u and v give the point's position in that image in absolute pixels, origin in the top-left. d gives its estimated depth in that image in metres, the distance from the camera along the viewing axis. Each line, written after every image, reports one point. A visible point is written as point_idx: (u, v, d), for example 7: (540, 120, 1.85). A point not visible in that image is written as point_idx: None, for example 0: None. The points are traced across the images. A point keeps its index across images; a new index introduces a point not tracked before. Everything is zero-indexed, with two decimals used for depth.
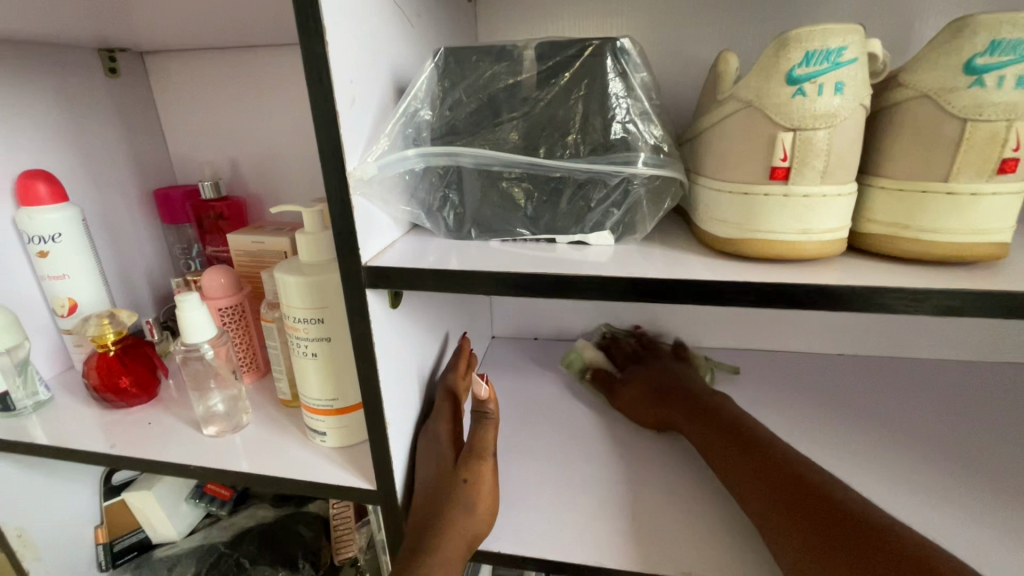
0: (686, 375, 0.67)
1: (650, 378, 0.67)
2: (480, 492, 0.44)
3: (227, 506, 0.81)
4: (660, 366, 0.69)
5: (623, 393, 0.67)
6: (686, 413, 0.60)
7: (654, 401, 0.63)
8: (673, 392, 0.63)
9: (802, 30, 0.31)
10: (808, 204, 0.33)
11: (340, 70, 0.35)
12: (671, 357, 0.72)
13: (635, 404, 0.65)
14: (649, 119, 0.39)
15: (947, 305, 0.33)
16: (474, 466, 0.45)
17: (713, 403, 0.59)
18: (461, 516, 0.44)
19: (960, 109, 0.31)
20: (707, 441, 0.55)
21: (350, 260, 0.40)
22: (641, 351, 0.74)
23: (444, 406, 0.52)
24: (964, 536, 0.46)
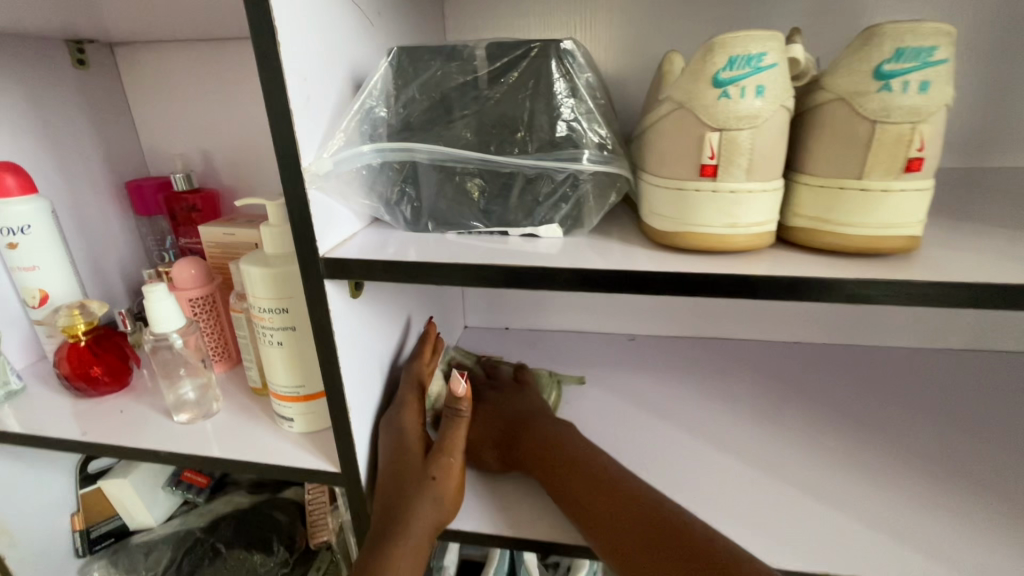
0: (521, 404, 0.61)
1: (488, 412, 0.60)
2: (449, 487, 0.47)
3: (204, 494, 0.81)
4: (494, 399, 0.62)
5: (463, 431, 0.58)
6: (528, 451, 0.54)
7: (503, 440, 0.56)
8: (521, 429, 0.56)
9: (725, 36, 0.33)
10: (735, 199, 0.36)
11: (295, 68, 0.37)
12: (506, 387, 0.65)
13: (479, 444, 0.57)
14: (594, 118, 0.42)
15: (860, 295, 0.35)
16: (445, 464, 0.48)
17: (550, 434, 0.54)
18: (429, 506, 0.46)
19: (870, 111, 0.33)
20: (549, 476, 0.51)
21: (308, 252, 0.41)
22: (477, 382, 0.67)
23: (410, 397, 0.53)
24: (885, 517, 0.51)
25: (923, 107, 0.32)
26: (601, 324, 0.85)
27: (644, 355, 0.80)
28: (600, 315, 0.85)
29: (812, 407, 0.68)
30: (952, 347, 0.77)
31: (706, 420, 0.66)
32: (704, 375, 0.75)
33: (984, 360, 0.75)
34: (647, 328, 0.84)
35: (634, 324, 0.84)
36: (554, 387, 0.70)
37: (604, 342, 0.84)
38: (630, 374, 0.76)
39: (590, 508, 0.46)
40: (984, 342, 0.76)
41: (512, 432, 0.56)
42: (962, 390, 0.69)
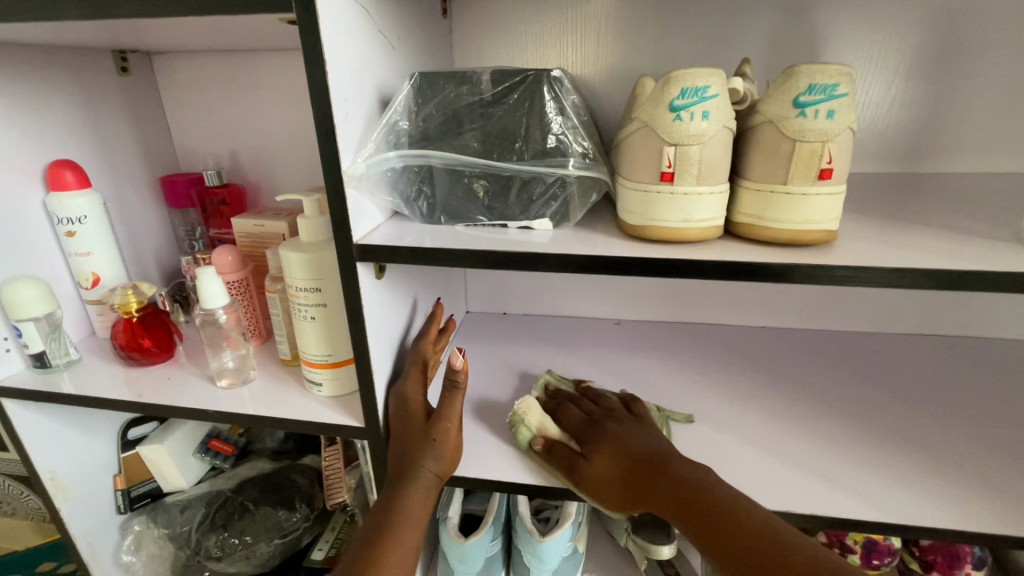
0: (645, 439, 0.58)
1: (616, 451, 0.57)
2: (448, 446, 0.56)
3: (230, 460, 0.91)
4: (617, 432, 0.60)
5: (592, 469, 0.57)
6: (656, 493, 0.52)
7: (625, 481, 0.55)
8: (650, 467, 0.54)
9: (679, 72, 0.43)
10: (688, 199, 0.45)
11: (337, 91, 0.46)
12: (625, 417, 0.63)
13: (606, 484, 0.56)
14: (578, 132, 0.51)
15: (786, 275, 0.45)
16: (444, 428, 0.56)
17: (680, 472, 0.52)
18: (432, 461, 0.56)
19: (791, 132, 0.43)
20: (682, 514, 0.49)
21: (344, 238, 0.50)
22: (593, 413, 0.65)
23: (414, 371, 0.60)
24: (820, 472, 0.61)
25: (831, 129, 0.42)
26: (590, 310, 0.95)
27: (628, 337, 0.90)
28: (589, 301, 0.94)
29: (772, 381, 0.78)
30: (902, 332, 0.87)
31: (679, 393, 0.76)
32: (679, 355, 0.85)
33: (928, 343, 0.85)
34: (631, 313, 0.94)
35: (620, 309, 0.94)
36: (664, 423, 0.67)
37: (593, 326, 0.93)
38: (614, 354, 0.85)
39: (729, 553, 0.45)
40: (929, 327, 0.86)
41: (638, 472, 0.55)
42: (906, 368, 0.79)
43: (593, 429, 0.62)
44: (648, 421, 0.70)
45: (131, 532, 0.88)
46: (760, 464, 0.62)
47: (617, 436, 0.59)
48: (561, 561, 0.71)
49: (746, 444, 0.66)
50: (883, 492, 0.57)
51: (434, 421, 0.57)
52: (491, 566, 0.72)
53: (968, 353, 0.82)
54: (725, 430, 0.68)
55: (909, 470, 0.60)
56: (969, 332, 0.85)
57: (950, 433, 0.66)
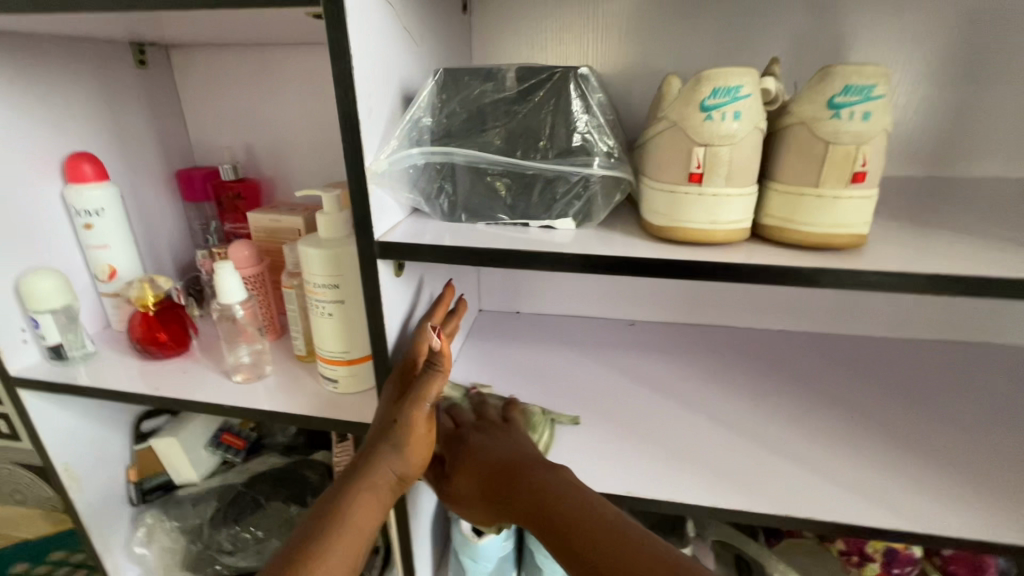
0: (500, 450, 0.57)
1: (476, 465, 0.56)
2: (410, 436, 0.51)
3: (241, 455, 0.90)
4: (476, 446, 0.58)
5: (455, 489, 0.57)
6: (513, 507, 0.51)
7: (487, 495, 0.54)
8: (510, 477, 0.53)
9: (712, 71, 0.42)
10: (717, 201, 0.44)
11: (363, 86, 0.46)
12: (492, 426, 0.62)
13: (471, 499, 0.56)
14: (604, 131, 0.50)
15: (818, 279, 0.44)
16: (410, 414, 0.51)
17: (531, 483, 0.51)
18: (389, 450, 0.51)
19: (825, 133, 0.42)
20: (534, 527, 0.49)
21: (365, 235, 0.50)
22: (463, 424, 0.63)
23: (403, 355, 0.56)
24: (840, 478, 0.60)
25: (866, 131, 0.41)
26: (604, 310, 0.94)
27: (643, 339, 0.89)
28: (603, 301, 0.93)
29: (789, 385, 0.77)
30: (920, 337, 0.86)
31: (694, 396, 0.75)
32: (694, 357, 0.84)
33: (947, 349, 0.84)
34: (645, 314, 0.93)
35: (634, 311, 0.93)
36: (545, 426, 0.66)
37: (607, 326, 0.93)
38: (629, 355, 0.85)
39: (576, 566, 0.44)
40: (948, 332, 0.84)
41: (494, 486, 0.54)
42: (925, 374, 0.78)
43: (455, 443, 0.60)
44: (664, 424, 0.69)
45: (143, 524, 0.87)
46: (778, 469, 0.61)
47: (479, 447, 0.58)
48: None
49: (764, 449, 0.65)
50: (904, 500, 0.57)
51: (402, 404, 0.51)
52: (503, 566, 0.72)
53: (988, 360, 0.80)
54: (742, 434, 0.67)
55: (931, 478, 0.59)
56: (989, 338, 0.83)
57: (972, 440, 0.65)
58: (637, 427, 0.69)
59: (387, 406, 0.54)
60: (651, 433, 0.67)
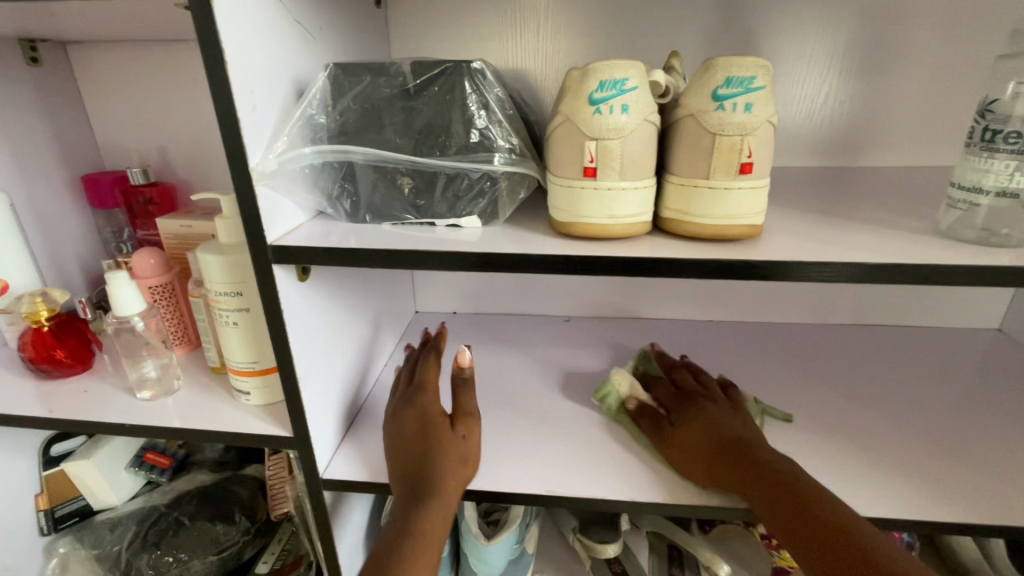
0: (736, 424, 0.59)
1: (708, 425, 0.59)
2: (471, 448, 0.58)
3: (167, 473, 0.86)
4: (709, 414, 0.61)
5: (677, 436, 0.60)
6: (737, 473, 0.53)
7: (710, 458, 0.56)
8: (736, 451, 0.55)
9: (598, 64, 0.42)
10: (613, 195, 0.44)
11: (241, 82, 0.43)
12: (720, 401, 0.64)
13: (685, 451, 0.58)
14: (503, 126, 0.49)
15: (712, 271, 0.44)
16: (467, 424, 0.60)
17: (765, 455, 0.54)
18: (459, 462, 0.57)
19: (711, 126, 0.42)
20: (723, 468, 0.54)
21: (257, 240, 0.48)
22: (688, 389, 0.66)
23: (429, 376, 0.65)
24: None
25: (749, 122, 0.41)
26: (542, 307, 0.94)
27: (578, 334, 0.89)
28: (540, 298, 0.93)
29: (717, 373, 0.79)
30: (839, 322, 0.89)
31: None
32: (628, 349, 0.85)
33: (865, 332, 0.87)
34: (582, 310, 0.93)
35: (571, 306, 0.93)
36: (757, 415, 0.67)
37: (544, 323, 0.92)
38: (564, 351, 0.85)
39: (752, 492, 0.51)
40: (863, 316, 0.88)
41: (721, 451, 0.56)
42: (843, 358, 0.81)
43: (682, 401, 0.64)
44: (592, 418, 0.69)
45: (56, 554, 0.83)
46: None
47: (699, 412, 0.61)
48: (506, 565, 0.70)
49: None
50: (819, 484, 0.58)
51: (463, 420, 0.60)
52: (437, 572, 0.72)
53: (899, 343, 0.85)
54: None
55: (844, 461, 0.61)
56: (900, 319, 0.88)
57: (882, 421, 0.68)
58: (566, 423, 0.68)
59: (432, 423, 0.59)
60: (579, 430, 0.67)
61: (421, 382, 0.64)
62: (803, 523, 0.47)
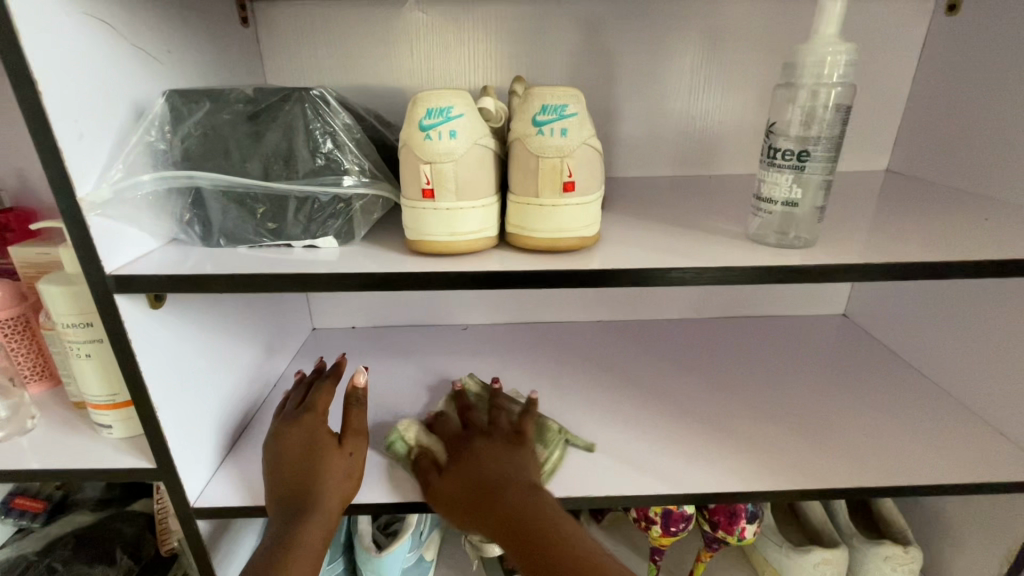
0: (497, 462, 0.59)
1: (467, 468, 0.59)
2: (356, 464, 0.59)
3: (40, 518, 0.82)
4: (478, 452, 0.61)
5: (439, 486, 0.58)
6: (490, 518, 0.54)
7: (468, 504, 0.56)
8: (490, 492, 0.56)
9: (424, 94, 0.45)
10: (452, 214, 0.47)
11: (63, 112, 0.42)
12: (498, 434, 0.63)
13: (449, 500, 0.57)
14: (351, 150, 0.51)
15: (547, 280, 0.48)
16: (355, 442, 0.60)
17: (515, 497, 0.54)
18: (342, 477, 0.57)
19: (534, 149, 0.46)
20: (491, 513, 0.54)
21: (95, 270, 0.46)
22: (475, 427, 0.66)
23: (321, 395, 0.65)
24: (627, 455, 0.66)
25: (566, 145, 0.46)
26: (441, 317, 0.96)
27: (475, 342, 0.92)
28: (438, 309, 0.95)
29: (600, 371, 0.84)
30: (711, 316, 0.98)
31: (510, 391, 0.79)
32: (520, 354, 0.88)
33: (734, 325, 0.96)
34: (480, 319, 0.96)
35: (468, 316, 0.96)
36: (558, 444, 0.65)
37: (442, 334, 0.95)
38: (459, 359, 0.87)
39: (507, 534, 0.52)
40: (733, 310, 0.97)
41: (476, 494, 0.56)
42: (713, 350, 0.89)
43: (457, 445, 0.63)
44: None
45: None
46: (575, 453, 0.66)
47: (472, 454, 0.61)
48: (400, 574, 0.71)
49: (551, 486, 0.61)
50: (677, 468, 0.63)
51: (348, 437, 0.60)
52: None
53: (763, 333, 0.94)
54: None
55: (701, 444, 0.67)
56: (764, 311, 0.97)
57: (737, 407, 0.75)
58: None
59: (315, 443, 0.59)
60: None
61: (310, 403, 0.64)
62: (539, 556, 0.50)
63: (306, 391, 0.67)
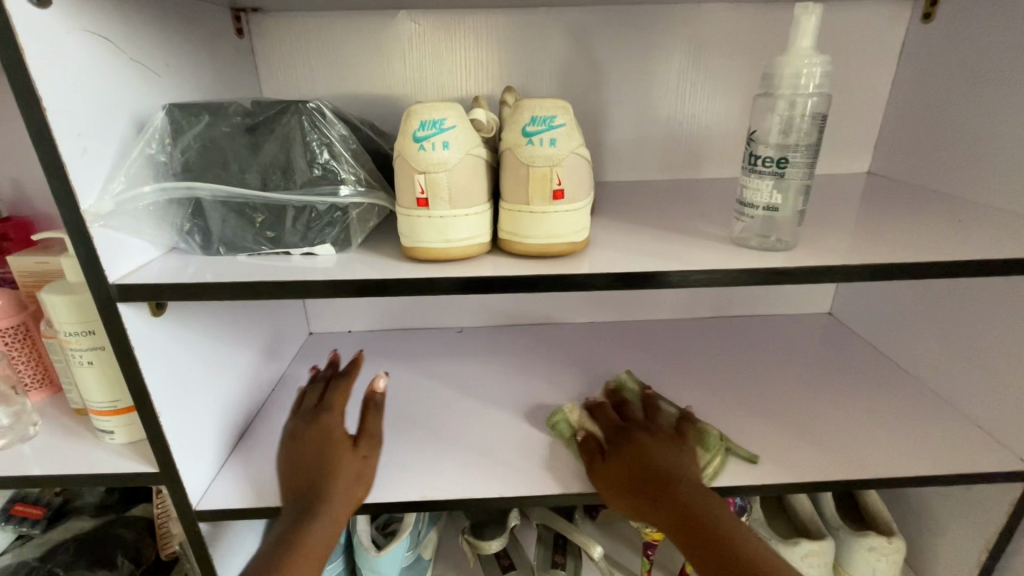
0: (669, 455, 0.60)
1: (633, 458, 0.60)
2: (370, 464, 0.61)
3: (41, 524, 0.83)
4: (644, 443, 0.61)
5: (606, 469, 0.60)
6: (669, 510, 0.55)
7: (635, 491, 0.57)
8: (663, 484, 0.56)
9: (418, 107, 0.47)
10: (446, 223, 0.49)
11: (66, 127, 0.43)
12: (663, 431, 0.64)
13: (617, 486, 0.58)
14: (346, 160, 0.52)
15: (539, 285, 0.49)
16: (369, 444, 0.62)
17: (693, 493, 0.55)
18: (355, 476, 0.59)
19: (524, 158, 0.48)
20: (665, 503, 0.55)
21: (98, 279, 0.48)
22: (635, 419, 0.66)
23: (339, 395, 0.66)
24: None
25: (555, 155, 0.48)
26: (437, 320, 0.97)
27: (471, 344, 0.93)
28: (434, 311, 0.96)
29: (592, 371, 0.86)
30: (700, 315, 1.00)
31: (505, 392, 0.81)
32: (515, 355, 0.90)
33: (723, 324, 0.99)
34: (474, 321, 0.98)
35: (463, 318, 0.97)
36: (720, 451, 0.66)
37: (438, 336, 0.96)
38: (455, 361, 0.89)
39: (686, 532, 0.53)
40: (722, 309, 1.00)
41: (646, 483, 0.57)
42: (703, 349, 0.91)
43: (621, 433, 0.64)
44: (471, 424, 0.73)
45: None
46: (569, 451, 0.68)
47: (632, 443, 0.62)
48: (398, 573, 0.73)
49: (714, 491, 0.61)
50: None
51: (365, 438, 0.62)
52: None
53: (752, 332, 0.96)
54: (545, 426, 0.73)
55: None
56: (752, 310, 1.00)
57: (725, 404, 0.77)
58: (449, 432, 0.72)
59: (331, 442, 0.61)
60: (461, 437, 0.71)
61: (326, 404, 0.65)
62: (719, 558, 0.51)
63: (325, 389, 0.69)
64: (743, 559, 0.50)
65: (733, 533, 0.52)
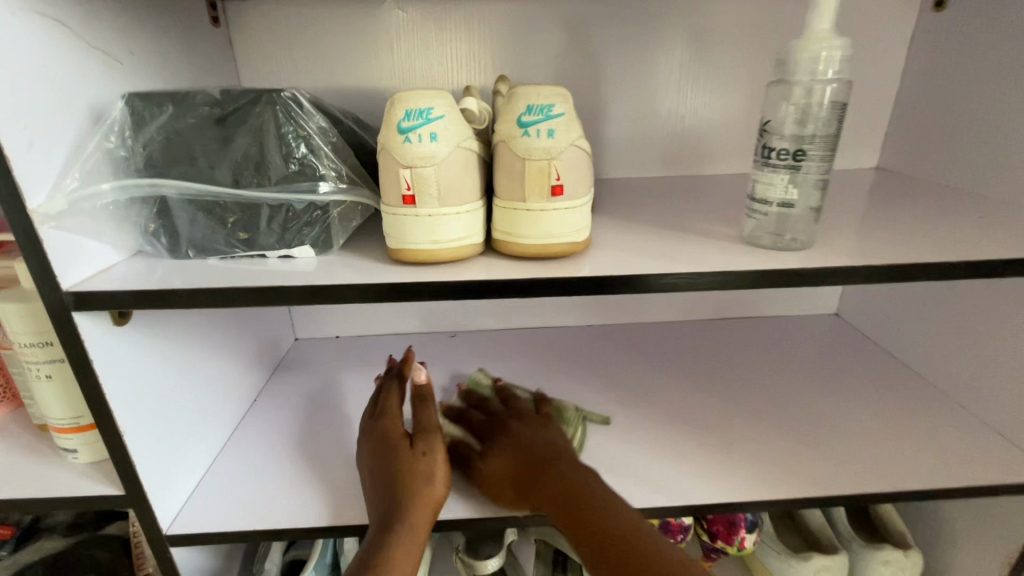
0: (546, 442, 0.59)
1: (512, 448, 0.59)
2: (434, 462, 0.55)
3: (10, 545, 0.78)
4: (521, 433, 0.61)
5: (490, 468, 0.57)
6: (552, 498, 0.52)
7: (522, 480, 0.56)
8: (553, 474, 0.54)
9: (403, 94, 0.43)
10: (435, 222, 0.45)
11: (10, 118, 0.39)
12: (525, 415, 0.64)
13: (500, 480, 0.57)
14: (326, 155, 0.48)
15: (537, 289, 0.45)
16: (428, 440, 0.56)
17: (587, 482, 0.53)
18: (421, 480, 0.53)
19: (520, 151, 0.44)
20: (545, 495, 0.53)
21: (51, 286, 0.43)
22: (496, 413, 0.66)
23: (392, 392, 0.62)
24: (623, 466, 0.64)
25: (553, 147, 0.44)
26: (429, 325, 0.93)
27: (464, 349, 0.89)
28: (425, 315, 0.92)
29: (592, 377, 0.82)
30: (703, 318, 0.96)
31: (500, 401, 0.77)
32: (511, 361, 0.86)
33: (727, 327, 0.95)
34: (468, 325, 0.94)
35: (456, 323, 0.93)
36: (578, 422, 0.69)
37: (430, 341, 0.92)
38: (448, 367, 0.84)
39: (577, 520, 0.50)
40: (725, 311, 0.96)
41: (535, 468, 0.56)
42: (707, 353, 0.88)
43: (493, 425, 0.63)
44: None
45: None
46: None
47: (512, 431, 0.61)
48: None
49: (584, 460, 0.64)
50: (674, 479, 0.61)
51: (422, 436, 0.57)
52: None
53: (757, 334, 0.92)
54: None
55: (698, 452, 0.66)
56: (756, 312, 0.96)
57: (732, 412, 0.74)
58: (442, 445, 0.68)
59: (393, 448, 0.56)
60: None
61: (381, 407, 0.60)
62: (608, 543, 0.48)
63: (378, 394, 0.64)
64: (642, 547, 0.47)
65: (641, 523, 0.49)
